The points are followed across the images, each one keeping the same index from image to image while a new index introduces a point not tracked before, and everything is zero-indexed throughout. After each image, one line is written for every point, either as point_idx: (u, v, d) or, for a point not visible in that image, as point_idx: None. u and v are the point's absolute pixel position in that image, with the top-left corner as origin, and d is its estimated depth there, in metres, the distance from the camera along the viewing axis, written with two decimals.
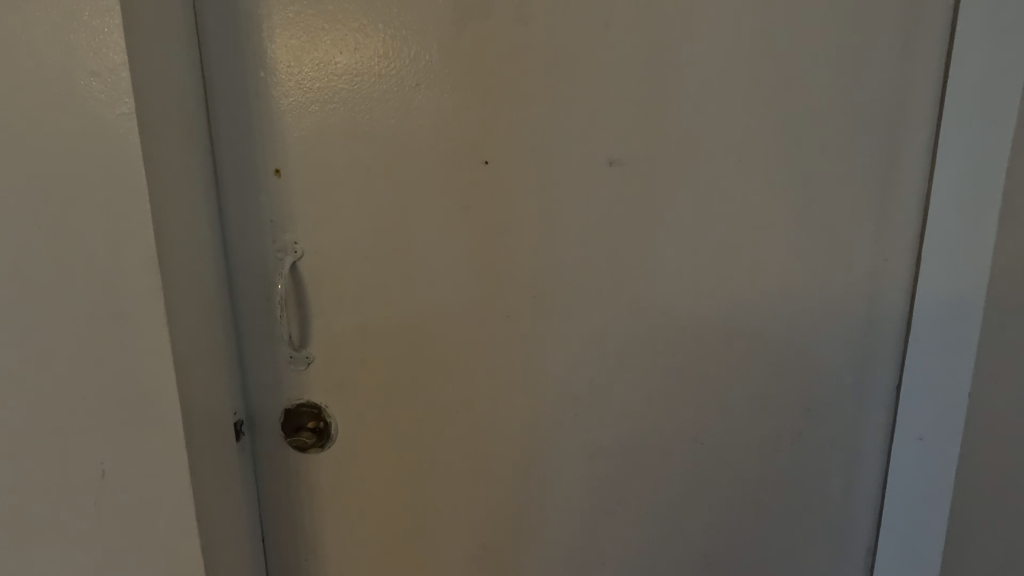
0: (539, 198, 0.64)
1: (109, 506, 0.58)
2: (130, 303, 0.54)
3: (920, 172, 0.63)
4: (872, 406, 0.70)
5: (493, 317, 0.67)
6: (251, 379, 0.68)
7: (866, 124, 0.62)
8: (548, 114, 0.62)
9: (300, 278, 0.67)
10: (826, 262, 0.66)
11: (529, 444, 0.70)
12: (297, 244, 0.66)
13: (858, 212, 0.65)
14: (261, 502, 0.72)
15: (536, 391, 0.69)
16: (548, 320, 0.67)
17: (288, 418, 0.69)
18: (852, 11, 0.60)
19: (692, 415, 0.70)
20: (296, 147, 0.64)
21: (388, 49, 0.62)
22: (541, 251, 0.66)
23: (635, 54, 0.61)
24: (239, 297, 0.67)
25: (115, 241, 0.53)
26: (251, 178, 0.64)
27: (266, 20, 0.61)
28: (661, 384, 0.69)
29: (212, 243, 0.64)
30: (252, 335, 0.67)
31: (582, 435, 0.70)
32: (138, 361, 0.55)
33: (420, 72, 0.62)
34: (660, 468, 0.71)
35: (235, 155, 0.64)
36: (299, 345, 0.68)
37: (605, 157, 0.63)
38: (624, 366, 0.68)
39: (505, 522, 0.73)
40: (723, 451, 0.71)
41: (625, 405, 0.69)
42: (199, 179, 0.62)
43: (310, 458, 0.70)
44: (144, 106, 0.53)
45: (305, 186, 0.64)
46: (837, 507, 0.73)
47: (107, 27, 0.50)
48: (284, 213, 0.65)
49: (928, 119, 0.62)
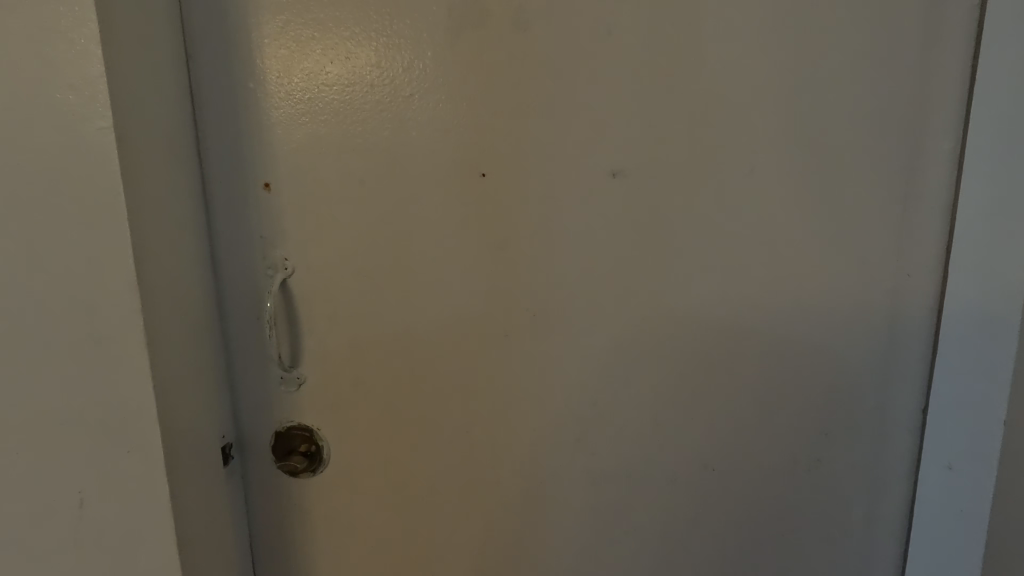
0: (539, 212, 0.61)
1: (89, 534, 0.55)
2: (106, 323, 0.52)
3: (944, 181, 0.59)
4: (896, 432, 0.66)
5: (492, 335, 0.64)
6: (241, 400, 0.66)
7: (887, 132, 0.59)
8: (546, 124, 0.59)
9: (291, 296, 0.64)
10: (843, 277, 0.62)
11: (531, 468, 0.67)
12: (287, 261, 0.63)
13: (878, 223, 0.61)
14: (253, 527, 0.69)
15: (538, 414, 0.66)
16: (549, 339, 0.64)
17: (279, 441, 0.67)
18: (871, 13, 0.56)
19: (703, 440, 0.66)
20: (287, 159, 0.61)
21: (380, 58, 0.59)
22: (541, 267, 0.62)
23: (640, 60, 0.58)
24: (228, 315, 0.64)
25: (92, 258, 0.51)
26: (241, 193, 0.62)
27: (255, 30, 0.59)
28: (669, 407, 0.65)
29: (200, 260, 0.61)
30: (242, 355, 0.65)
31: (585, 459, 0.67)
32: (119, 384, 0.53)
33: (414, 82, 0.59)
34: (667, 494, 0.67)
35: (225, 169, 0.62)
36: (290, 366, 0.65)
37: (608, 168, 0.60)
38: (629, 387, 0.65)
39: (504, 550, 0.69)
40: (735, 477, 0.67)
41: (630, 428, 0.66)
42: (186, 192, 0.59)
43: (302, 482, 0.68)
44: (124, 118, 0.51)
45: (296, 200, 0.62)
46: (858, 538, 0.69)
47: (84, 38, 0.48)
48: (275, 229, 0.63)
49: (955, 126, 0.58)
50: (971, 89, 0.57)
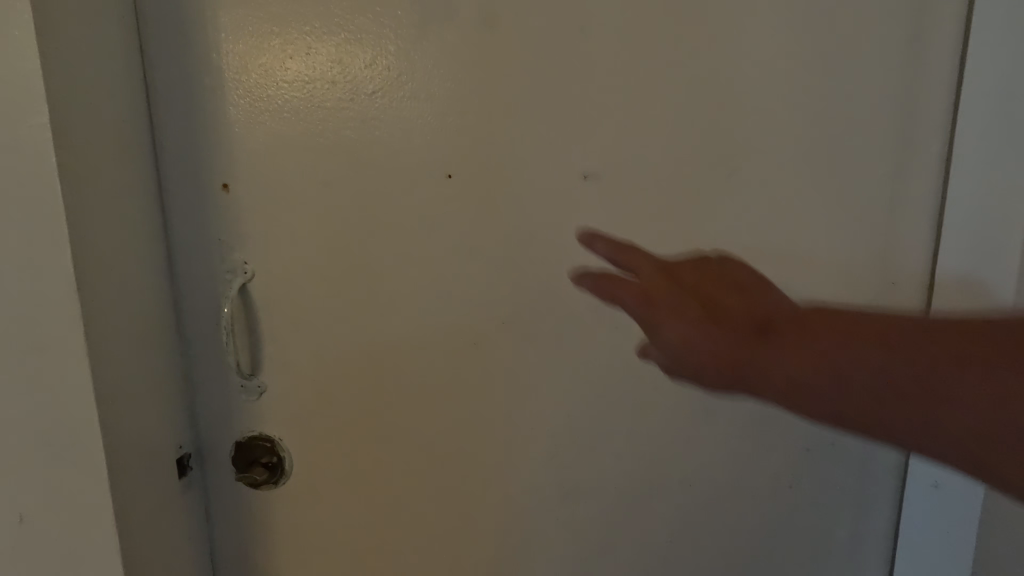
0: (508, 216, 0.58)
1: (33, 549, 0.53)
2: (45, 329, 0.49)
3: (931, 185, 0.56)
4: (883, 450, 0.62)
5: (459, 344, 0.61)
6: (201, 409, 0.64)
7: (872, 133, 0.56)
8: (514, 124, 0.56)
9: (251, 301, 0.61)
10: (826, 286, 0.59)
11: (501, 482, 0.64)
12: (247, 265, 0.61)
13: (863, 230, 0.58)
14: (214, 541, 0.66)
15: (508, 426, 0.63)
16: (518, 348, 0.61)
17: (240, 452, 0.64)
18: (854, 8, 0.53)
19: (679, 457, 0.63)
20: (245, 159, 0.59)
21: (341, 54, 0.56)
22: (510, 274, 0.60)
23: (613, 58, 0.55)
24: (186, 321, 0.62)
25: (31, 261, 0.48)
26: (198, 194, 0.60)
27: (212, 23, 0.57)
28: (645, 421, 0.62)
29: (155, 263, 0.59)
30: (201, 362, 0.63)
31: (557, 474, 0.64)
32: (59, 394, 0.50)
33: (376, 79, 0.57)
34: (642, 511, 0.64)
35: (181, 169, 0.59)
36: (249, 373, 0.63)
37: (579, 170, 0.57)
38: (601, 399, 0.62)
39: (475, 566, 0.67)
40: (713, 495, 0.64)
41: (602, 443, 0.63)
42: (140, 193, 0.57)
43: (264, 495, 0.65)
44: (64, 114, 0.48)
45: (255, 202, 0.59)
46: (843, 559, 0.66)
47: (18, 28, 0.45)
48: (234, 231, 0.60)
49: (942, 127, 0.55)
50: (959, 87, 0.54)
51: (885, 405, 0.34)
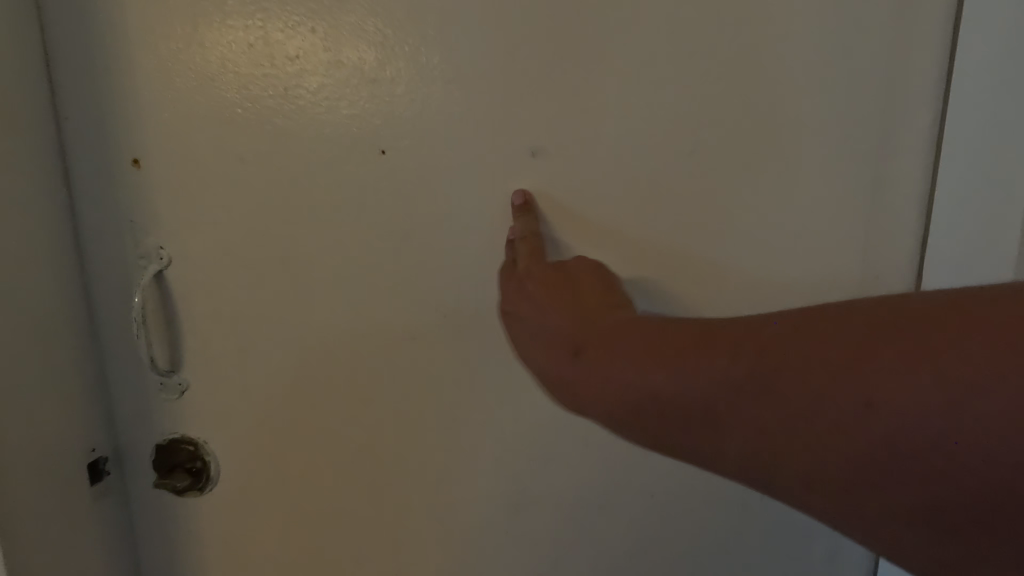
0: (449, 196, 0.52)
1: None
2: None
3: (919, 171, 0.47)
4: None
5: (393, 340, 0.56)
6: (118, 403, 0.59)
7: (846, 108, 0.47)
8: (452, 92, 0.50)
9: (168, 289, 0.56)
10: (794, 285, 0.51)
11: (440, 493, 0.59)
12: (163, 250, 0.55)
13: (838, 224, 0.49)
14: (137, 543, 0.63)
15: (448, 430, 0.57)
16: (456, 347, 0.55)
17: (161, 455, 0.60)
18: None
19: (634, 472, 0.57)
20: (154, 132, 0.53)
21: (258, 14, 0.50)
22: (451, 261, 0.53)
23: (561, 19, 0.48)
24: (96, 311, 0.57)
25: None
26: (106, 170, 0.54)
27: None
28: (593, 428, 0.56)
29: (58, 250, 0.54)
30: (117, 355, 0.58)
31: (500, 484, 0.58)
32: None
33: (300, 42, 0.50)
34: (594, 523, 0.59)
35: (86, 144, 0.54)
36: (168, 370, 0.58)
37: (528, 145, 0.50)
38: (546, 406, 0.55)
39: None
40: (672, 508, 0.58)
41: (549, 452, 0.57)
42: (41, 171, 0.52)
43: (191, 500, 0.61)
44: None
45: (168, 181, 0.54)
46: None
47: None
48: (145, 211, 0.55)
49: (933, 101, 0.46)
50: (951, 76, 0.45)
51: (821, 440, 0.30)
